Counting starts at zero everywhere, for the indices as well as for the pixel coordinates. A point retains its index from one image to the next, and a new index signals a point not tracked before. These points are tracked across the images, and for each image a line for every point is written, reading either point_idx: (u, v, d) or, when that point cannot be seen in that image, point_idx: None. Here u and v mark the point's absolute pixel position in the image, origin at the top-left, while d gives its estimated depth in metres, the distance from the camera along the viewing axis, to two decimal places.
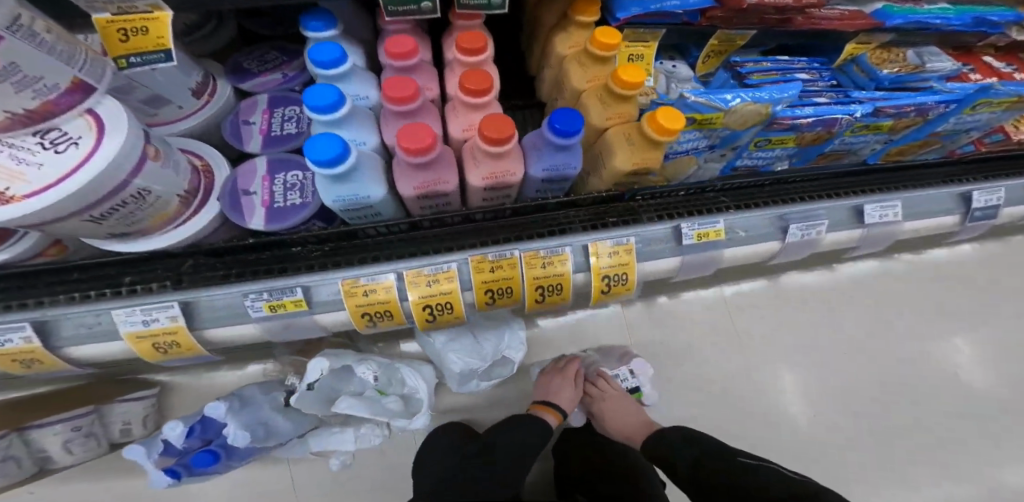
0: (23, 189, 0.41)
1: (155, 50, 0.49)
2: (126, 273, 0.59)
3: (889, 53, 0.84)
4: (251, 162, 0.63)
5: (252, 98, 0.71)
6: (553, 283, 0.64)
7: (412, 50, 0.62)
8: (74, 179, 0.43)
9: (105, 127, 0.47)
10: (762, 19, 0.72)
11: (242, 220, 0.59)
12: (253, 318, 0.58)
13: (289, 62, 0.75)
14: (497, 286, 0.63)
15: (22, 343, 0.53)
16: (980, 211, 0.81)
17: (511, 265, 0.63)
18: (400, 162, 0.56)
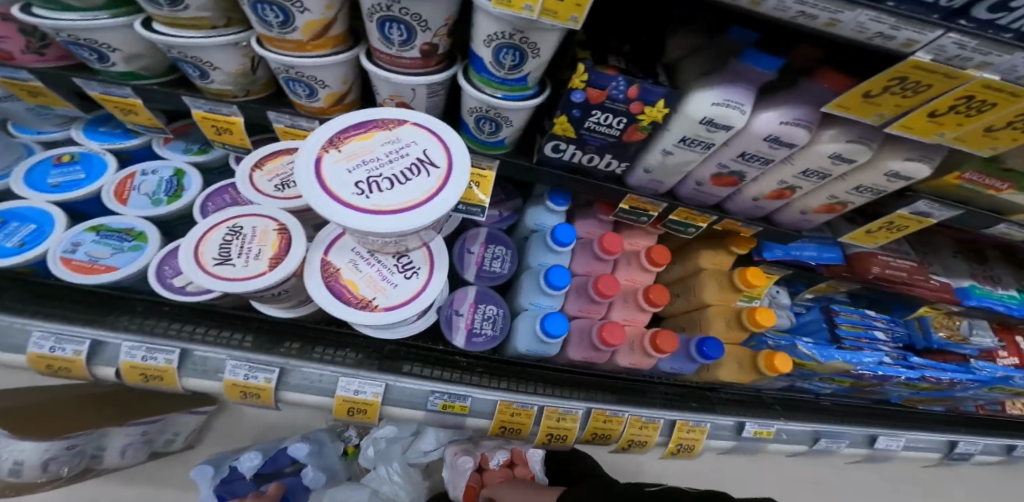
0: (384, 304, 0.64)
1: (477, 203, 0.77)
2: (346, 346, 0.83)
3: (950, 320, 1.01)
4: (463, 289, 0.84)
5: (476, 230, 0.89)
6: (640, 440, 0.88)
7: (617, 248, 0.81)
8: (416, 300, 0.65)
9: (436, 261, 0.68)
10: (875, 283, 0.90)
11: (449, 335, 0.80)
12: (427, 410, 0.79)
13: (504, 202, 0.93)
14: (602, 431, 0.86)
15: (264, 381, 0.73)
16: (960, 454, 1.09)
17: (618, 421, 0.86)
18: (585, 338, 0.77)
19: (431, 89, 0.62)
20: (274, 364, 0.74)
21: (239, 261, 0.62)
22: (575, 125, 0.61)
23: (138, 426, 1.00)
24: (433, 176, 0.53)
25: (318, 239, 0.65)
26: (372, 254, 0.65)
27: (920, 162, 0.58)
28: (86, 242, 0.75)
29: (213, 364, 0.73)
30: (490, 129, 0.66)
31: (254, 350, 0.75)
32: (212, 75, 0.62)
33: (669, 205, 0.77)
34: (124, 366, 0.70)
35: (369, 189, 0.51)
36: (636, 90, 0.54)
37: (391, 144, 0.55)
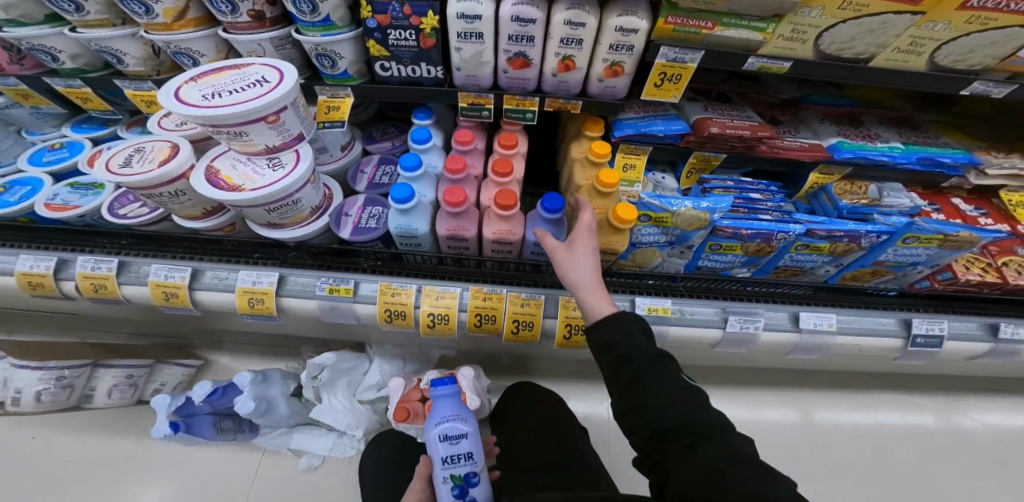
0: (247, 187, 0.77)
1: (337, 119, 0.89)
2: (255, 254, 0.95)
3: (853, 186, 0.97)
4: (354, 197, 0.96)
5: (370, 157, 1.04)
6: (525, 319, 0.90)
7: (470, 141, 0.91)
8: (273, 186, 0.77)
9: (300, 159, 0.81)
10: (730, 146, 0.92)
11: (337, 229, 0.91)
12: (316, 297, 0.90)
13: (399, 136, 1.07)
14: (485, 312, 0.91)
15: (178, 279, 0.88)
16: (923, 337, 0.95)
17: (497, 300, 0.91)
18: (443, 211, 0.86)
19: (276, 42, 0.79)
20: (187, 265, 0.89)
21: (134, 164, 0.76)
22: (383, 45, 0.77)
23: (119, 368, 1.25)
24: (265, 86, 0.70)
25: (207, 153, 0.82)
26: (247, 157, 0.81)
27: (632, 12, 0.67)
28: (60, 192, 0.91)
29: (143, 272, 0.89)
30: (331, 64, 0.83)
31: (177, 260, 0.91)
32: (127, 60, 0.84)
33: (496, 96, 0.88)
34: (77, 276, 0.87)
35: (210, 95, 0.69)
36: (407, 6, 0.70)
37: (240, 68, 0.73)
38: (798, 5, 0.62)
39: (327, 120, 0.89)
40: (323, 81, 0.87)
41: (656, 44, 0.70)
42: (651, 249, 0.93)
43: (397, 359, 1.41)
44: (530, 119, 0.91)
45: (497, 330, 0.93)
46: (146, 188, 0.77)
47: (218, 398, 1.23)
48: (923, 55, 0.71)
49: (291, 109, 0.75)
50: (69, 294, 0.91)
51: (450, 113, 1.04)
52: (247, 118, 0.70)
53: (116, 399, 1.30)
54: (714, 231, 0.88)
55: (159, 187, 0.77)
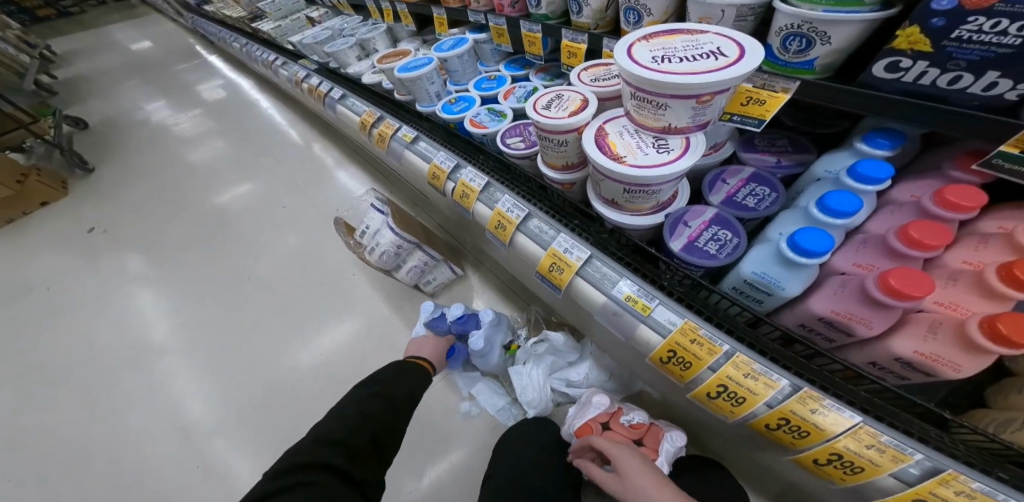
0: (630, 162, 0.71)
1: (756, 116, 0.69)
2: (575, 221, 0.94)
3: None
4: (702, 207, 0.79)
5: (740, 168, 0.82)
6: (852, 463, 0.64)
7: (972, 207, 0.54)
8: (656, 169, 0.69)
9: (689, 151, 0.70)
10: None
11: (668, 237, 0.78)
12: (609, 295, 0.83)
13: (790, 153, 0.80)
14: (796, 423, 0.68)
15: (515, 216, 0.94)
16: None
17: (834, 422, 0.65)
18: (855, 291, 0.59)
19: (743, 10, 0.67)
20: (526, 208, 0.95)
21: (551, 108, 0.81)
22: (932, 36, 0.48)
23: (425, 254, 1.54)
24: (721, 60, 0.60)
25: (603, 114, 0.80)
26: (636, 131, 0.75)
27: None
28: (482, 112, 1.08)
29: (498, 197, 1.00)
30: (799, 48, 0.61)
31: (523, 200, 0.98)
32: (584, 10, 0.90)
33: None
34: (459, 182, 1.06)
35: (659, 59, 0.63)
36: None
37: (692, 40, 0.65)
38: None
39: (742, 112, 0.72)
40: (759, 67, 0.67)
41: None
42: None
43: (604, 369, 1.35)
44: None
45: (796, 444, 0.71)
46: (546, 130, 0.82)
47: (464, 324, 1.39)
48: None
49: (728, 93, 0.64)
50: (445, 193, 1.13)
51: (915, 145, 0.67)
52: (684, 92, 0.62)
53: (409, 278, 1.62)
54: None
55: (560, 134, 0.81)
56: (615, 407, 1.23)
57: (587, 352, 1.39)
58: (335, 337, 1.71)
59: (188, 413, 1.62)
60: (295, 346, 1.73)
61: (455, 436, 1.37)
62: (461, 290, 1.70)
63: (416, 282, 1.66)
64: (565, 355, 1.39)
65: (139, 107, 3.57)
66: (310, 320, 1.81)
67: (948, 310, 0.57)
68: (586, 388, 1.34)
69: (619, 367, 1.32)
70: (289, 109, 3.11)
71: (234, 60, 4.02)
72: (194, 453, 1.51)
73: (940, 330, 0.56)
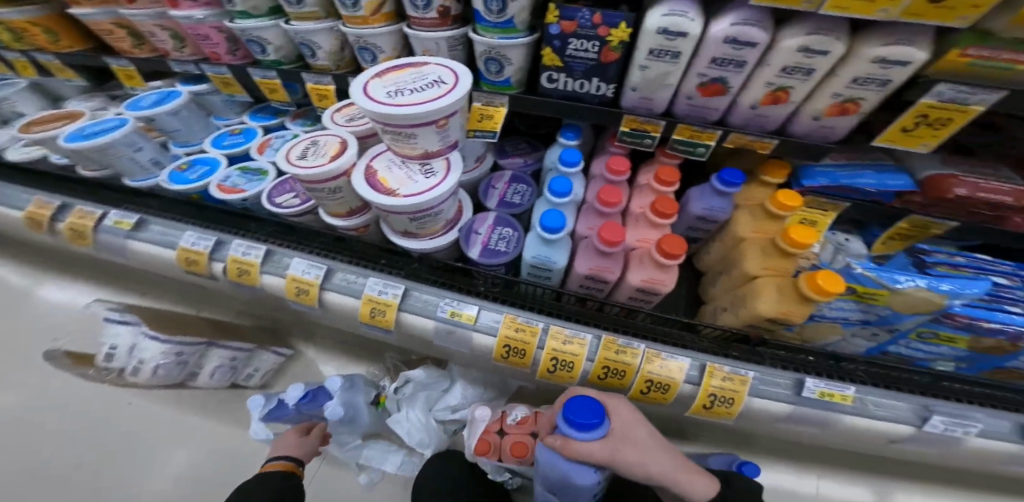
0: (402, 192, 0.74)
1: (489, 129, 0.86)
2: (382, 260, 0.94)
3: None
4: (484, 214, 0.89)
5: (501, 172, 0.96)
6: (660, 383, 0.78)
7: (625, 170, 0.82)
8: (426, 194, 0.73)
9: (452, 170, 0.77)
10: (972, 213, 0.71)
11: (466, 249, 0.85)
12: (436, 318, 0.85)
13: (530, 153, 1.00)
14: (613, 367, 0.79)
15: (313, 277, 0.87)
16: None
17: (632, 354, 0.80)
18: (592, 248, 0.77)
19: (451, 41, 0.79)
20: (322, 264, 0.89)
21: (307, 157, 0.78)
22: (558, 53, 0.73)
23: (228, 349, 1.30)
24: (440, 88, 0.68)
25: (368, 151, 0.80)
26: (403, 161, 0.78)
27: (909, 39, 0.53)
28: (232, 174, 0.96)
29: (286, 263, 0.90)
30: (497, 69, 0.80)
31: (315, 256, 0.92)
32: (318, 53, 0.89)
33: (668, 123, 0.79)
34: (229, 259, 0.91)
35: (389, 93, 0.68)
36: (599, 15, 0.66)
37: (416, 72, 0.72)
38: None
39: (480, 128, 0.87)
40: (480, 88, 0.85)
41: (933, 79, 0.56)
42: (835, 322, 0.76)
43: (477, 384, 1.32)
44: (700, 154, 0.82)
45: (623, 386, 0.81)
46: (310, 181, 0.78)
47: (308, 403, 1.23)
48: None
49: (459, 115, 0.72)
50: (217, 276, 0.95)
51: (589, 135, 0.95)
52: (419, 120, 0.68)
53: (217, 380, 1.33)
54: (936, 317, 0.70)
55: (325, 182, 0.78)
56: (501, 411, 1.16)
57: (457, 373, 1.33)
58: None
59: None
60: None
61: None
62: (298, 371, 1.45)
63: (232, 382, 1.37)
64: (439, 384, 1.32)
65: None
66: None
67: (646, 244, 0.79)
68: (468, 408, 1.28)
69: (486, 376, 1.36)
70: None
71: None
72: None
73: (648, 257, 0.76)
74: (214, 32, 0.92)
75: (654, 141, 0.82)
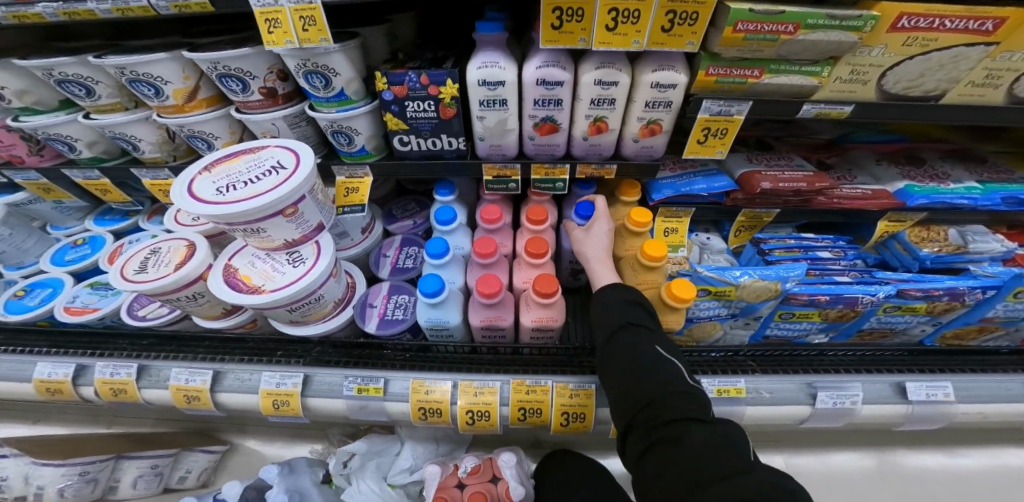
0: (270, 288, 0.72)
1: (359, 202, 0.87)
2: (279, 351, 0.91)
3: (929, 232, 0.91)
4: (378, 285, 0.90)
5: (392, 238, 1.00)
6: (575, 411, 0.81)
7: (497, 217, 0.87)
8: (296, 284, 0.72)
9: (322, 253, 0.76)
10: (784, 200, 0.89)
11: (362, 323, 0.85)
12: (344, 397, 0.84)
13: (421, 211, 1.03)
14: (529, 406, 0.81)
15: (200, 383, 0.85)
16: None
17: (543, 390, 0.82)
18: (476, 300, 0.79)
19: (290, 119, 0.79)
20: (208, 367, 0.86)
21: (150, 269, 0.74)
22: (400, 117, 0.75)
23: (144, 459, 1.23)
24: (280, 174, 0.67)
25: (226, 250, 0.79)
26: (266, 254, 0.76)
27: (670, 66, 0.67)
28: (81, 293, 0.95)
29: (167, 373, 0.87)
30: (348, 141, 0.81)
31: (200, 360, 0.89)
32: (141, 146, 0.85)
33: (524, 164, 0.86)
34: (96, 382, 0.87)
35: (224, 191, 0.66)
36: (425, 77, 0.69)
37: (254, 160, 0.70)
38: (857, 45, 0.60)
39: (349, 203, 0.88)
40: (341, 160, 0.86)
41: (698, 97, 0.71)
42: (711, 321, 0.83)
43: (428, 440, 1.25)
44: (561, 188, 0.89)
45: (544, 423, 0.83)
46: (160, 293, 0.74)
47: None
48: (1001, 87, 0.67)
49: (309, 198, 0.71)
50: (86, 399, 0.91)
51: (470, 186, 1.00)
52: (264, 213, 0.66)
53: (141, 489, 1.26)
54: (785, 299, 0.78)
55: (178, 291, 0.75)
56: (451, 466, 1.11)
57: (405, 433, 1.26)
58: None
59: None
60: None
61: None
62: (237, 464, 1.36)
63: (163, 487, 1.30)
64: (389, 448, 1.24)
65: None
66: None
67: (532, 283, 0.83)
68: (422, 466, 1.20)
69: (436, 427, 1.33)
70: None
71: None
72: None
73: (529, 298, 0.79)
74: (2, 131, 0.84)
75: (518, 183, 0.88)
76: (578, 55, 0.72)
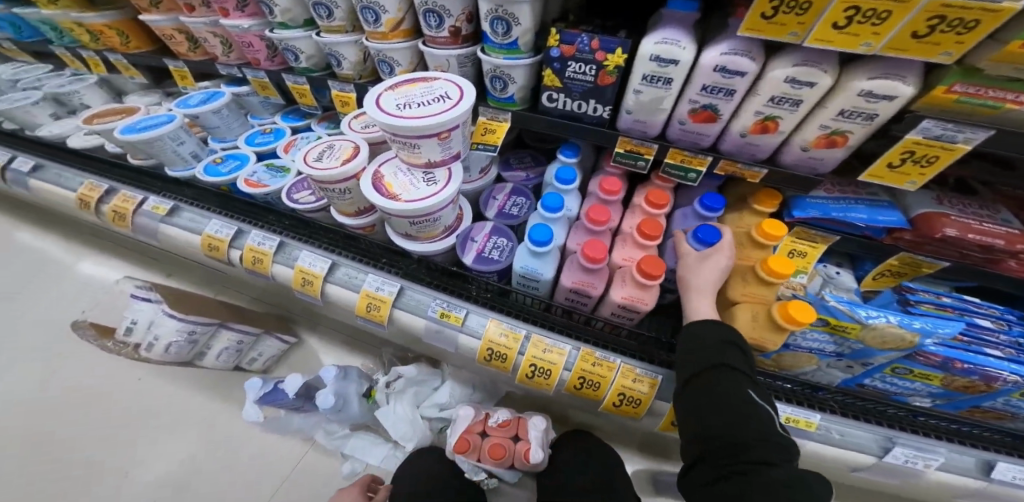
0: (404, 198, 0.79)
1: (493, 143, 0.90)
2: (382, 259, 0.99)
3: None
4: (482, 223, 0.93)
5: (503, 184, 1.00)
6: (633, 396, 0.83)
7: (615, 189, 0.85)
8: (424, 201, 0.79)
9: (452, 179, 0.81)
10: (963, 254, 0.75)
11: (461, 254, 0.91)
12: (427, 317, 0.90)
13: (535, 167, 1.02)
14: (589, 378, 0.84)
15: (319, 270, 0.94)
16: None
17: (608, 367, 0.84)
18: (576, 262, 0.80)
19: (461, 59, 0.85)
20: (327, 258, 0.96)
21: (325, 160, 0.85)
22: (558, 75, 0.77)
23: (235, 332, 1.37)
24: (446, 102, 0.73)
25: (378, 158, 0.87)
26: (407, 169, 0.83)
27: (897, 74, 0.57)
28: (259, 170, 1.05)
29: (297, 254, 0.98)
30: (502, 87, 0.85)
31: (325, 252, 0.99)
32: (343, 63, 0.97)
33: (660, 146, 0.84)
34: (246, 247, 1.00)
35: (398, 106, 0.73)
36: (598, 42, 0.70)
37: (425, 86, 0.77)
38: None
39: (483, 142, 0.91)
40: (488, 102, 0.90)
41: (919, 115, 0.60)
42: (808, 354, 0.78)
43: (466, 384, 1.42)
44: (692, 179, 0.86)
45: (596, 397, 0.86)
46: (324, 182, 0.85)
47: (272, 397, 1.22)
48: None
49: (461, 129, 0.77)
50: (232, 261, 1.05)
51: (589, 153, 1.00)
52: (424, 132, 0.73)
53: (221, 362, 1.42)
54: (911, 354, 0.70)
55: (340, 182, 0.85)
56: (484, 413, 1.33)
57: (447, 373, 1.43)
58: (135, 464, 1.33)
59: None
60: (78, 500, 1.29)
61: None
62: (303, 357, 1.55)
63: (235, 364, 1.47)
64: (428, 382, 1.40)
65: None
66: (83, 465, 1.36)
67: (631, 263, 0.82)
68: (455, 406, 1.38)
69: (483, 377, 1.40)
70: None
71: None
72: None
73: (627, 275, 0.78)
74: (258, 40, 1.03)
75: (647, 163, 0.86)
76: (773, 50, 0.67)
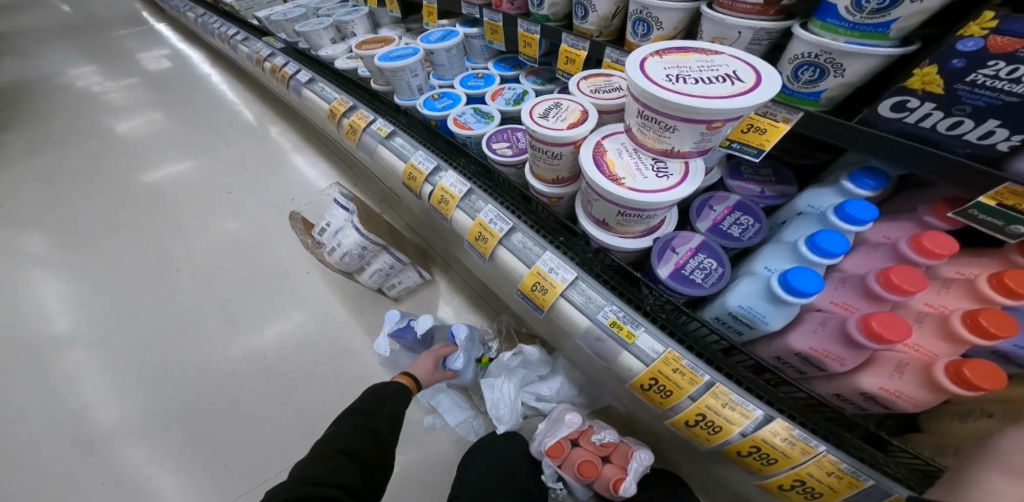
0: (630, 185, 0.68)
1: (756, 145, 0.71)
2: (559, 238, 0.91)
3: None
4: (689, 234, 0.78)
5: (726, 193, 0.82)
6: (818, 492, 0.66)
7: (941, 254, 0.56)
8: (656, 193, 0.67)
9: (690, 175, 0.69)
10: None
11: (655, 263, 0.77)
12: (595, 321, 0.79)
13: (774, 183, 0.83)
14: (766, 451, 0.68)
15: (498, 229, 0.90)
16: None
17: (801, 452, 0.66)
18: (839, 328, 0.60)
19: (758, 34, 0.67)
20: (510, 222, 0.91)
21: (550, 119, 0.78)
22: (950, 77, 0.49)
23: (390, 258, 1.44)
24: (738, 86, 0.60)
25: (602, 129, 0.77)
26: (636, 150, 0.72)
27: None
28: (466, 112, 1.06)
29: (481, 207, 0.95)
30: (813, 79, 0.61)
31: (506, 213, 0.94)
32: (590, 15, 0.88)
33: None
34: (439, 185, 1.01)
35: (673, 79, 0.61)
36: None
37: (705, 61, 0.64)
38: None
39: (742, 140, 0.73)
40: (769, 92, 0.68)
41: None
42: None
43: (574, 385, 1.34)
44: None
45: (763, 470, 0.72)
46: (541, 140, 0.78)
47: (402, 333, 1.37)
48: None
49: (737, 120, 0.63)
50: (421, 194, 1.08)
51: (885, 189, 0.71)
52: (695, 116, 0.60)
53: (373, 281, 1.52)
54: None
55: (558, 146, 0.78)
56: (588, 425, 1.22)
57: (559, 367, 1.36)
58: (282, 333, 1.58)
59: (108, 414, 1.43)
60: (243, 341, 1.57)
61: (411, 453, 1.30)
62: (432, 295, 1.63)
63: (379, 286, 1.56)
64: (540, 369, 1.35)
65: (65, 73, 3.12)
66: (251, 315, 1.64)
67: (917, 354, 0.59)
68: (557, 403, 1.32)
69: (597, 386, 1.29)
70: (245, 87, 2.83)
71: (184, 31, 3.60)
72: (92, 462, 1.33)
73: (909, 369, 0.57)
74: None
75: None
76: None
